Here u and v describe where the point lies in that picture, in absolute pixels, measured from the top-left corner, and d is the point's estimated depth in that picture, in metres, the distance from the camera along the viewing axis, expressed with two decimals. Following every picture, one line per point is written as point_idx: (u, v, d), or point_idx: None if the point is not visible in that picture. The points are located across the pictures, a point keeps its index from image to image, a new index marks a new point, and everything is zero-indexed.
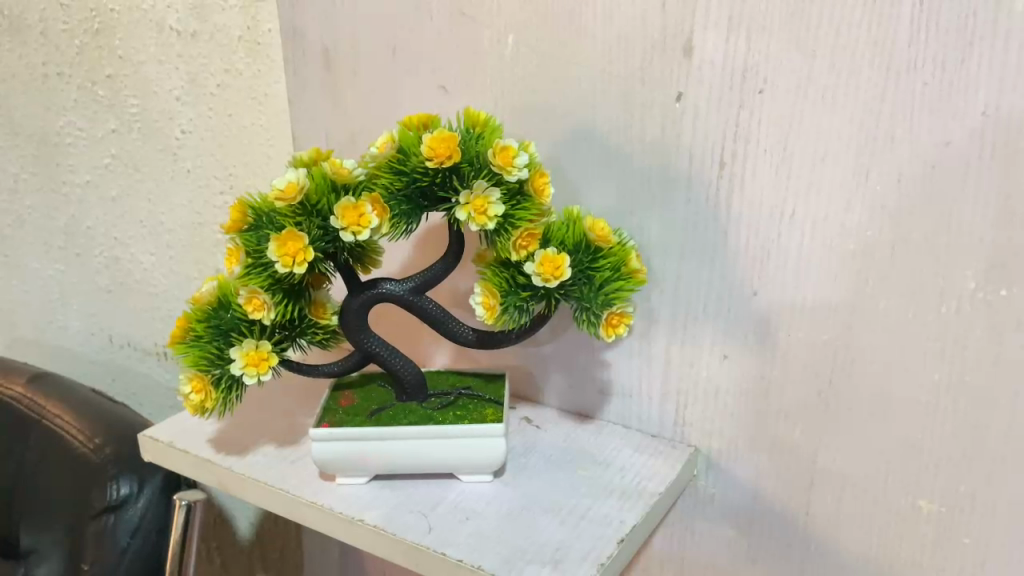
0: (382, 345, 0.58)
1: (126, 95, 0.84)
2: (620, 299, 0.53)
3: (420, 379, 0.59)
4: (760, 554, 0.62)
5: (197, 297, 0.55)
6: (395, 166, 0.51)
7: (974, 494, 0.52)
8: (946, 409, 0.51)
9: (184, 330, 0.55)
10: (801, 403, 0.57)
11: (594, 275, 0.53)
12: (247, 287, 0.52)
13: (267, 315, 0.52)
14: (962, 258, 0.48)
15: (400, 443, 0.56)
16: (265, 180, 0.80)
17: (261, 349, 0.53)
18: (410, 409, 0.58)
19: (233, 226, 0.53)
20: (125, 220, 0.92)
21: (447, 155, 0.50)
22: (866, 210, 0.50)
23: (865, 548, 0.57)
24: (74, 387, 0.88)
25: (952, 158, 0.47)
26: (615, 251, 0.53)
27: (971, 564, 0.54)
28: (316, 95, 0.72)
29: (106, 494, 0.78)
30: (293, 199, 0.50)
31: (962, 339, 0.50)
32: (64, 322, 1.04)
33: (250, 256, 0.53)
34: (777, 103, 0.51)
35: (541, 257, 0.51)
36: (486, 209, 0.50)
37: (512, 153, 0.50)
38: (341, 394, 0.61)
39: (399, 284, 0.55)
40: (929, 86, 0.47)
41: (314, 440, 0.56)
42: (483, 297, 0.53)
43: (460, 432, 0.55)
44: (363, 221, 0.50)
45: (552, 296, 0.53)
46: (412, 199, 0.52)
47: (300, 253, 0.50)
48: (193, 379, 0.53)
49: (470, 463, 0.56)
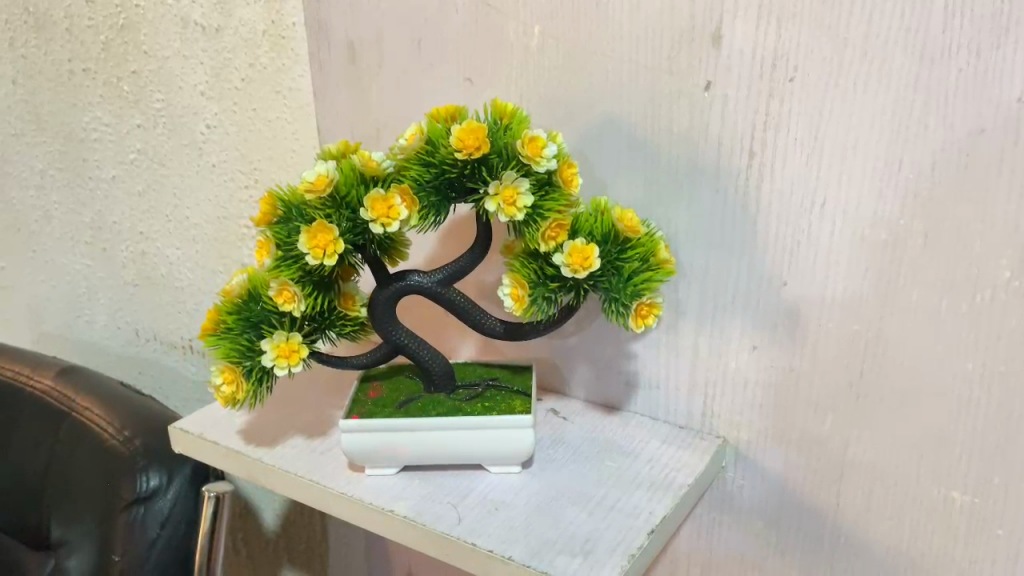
0: (410, 337, 0.58)
1: (151, 91, 0.85)
2: (650, 290, 0.53)
3: (448, 370, 0.59)
4: (788, 546, 0.62)
5: (227, 290, 0.55)
6: (423, 157, 0.51)
7: (1007, 485, 0.52)
8: (980, 401, 0.51)
9: (214, 322, 0.55)
10: (831, 394, 0.56)
11: (623, 266, 0.53)
12: (278, 279, 0.52)
13: (297, 307, 0.53)
14: (996, 247, 0.48)
15: (429, 435, 0.56)
16: (290, 174, 0.80)
17: (292, 341, 0.53)
18: (437, 400, 0.59)
19: (263, 219, 0.53)
20: (151, 214, 0.93)
21: (476, 147, 0.50)
22: (897, 198, 0.50)
23: (896, 539, 0.57)
24: (102, 380, 0.89)
25: (986, 145, 0.47)
26: (644, 242, 0.53)
27: (1004, 556, 0.53)
28: (340, 89, 0.72)
29: (136, 485, 0.79)
30: (323, 190, 0.50)
31: (996, 330, 0.49)
32: (91, 317, 1.05)
33: (281, 249, 0.53)
34: (807, 92, 0.51)
35: (570, 248, 0.51)
36: (515, 200, 0.50)
37: (541, 143, 0.50)
38: (369, 386, 0.62)
39: (426, 276, 0.55)
40: (963, 72, 0.46)
41: (344, 432, 0.57)
42: (511, 288, 0.53)
43: (489, 423, 0.55)
44: (391, 213, 0.50)
45: (581, 288, 0.53)
46: (440, 191, 0.52)
47: (330, 245, 0.50)
48: (224, 371, 0.54)
49: (499, 454, 0.57)
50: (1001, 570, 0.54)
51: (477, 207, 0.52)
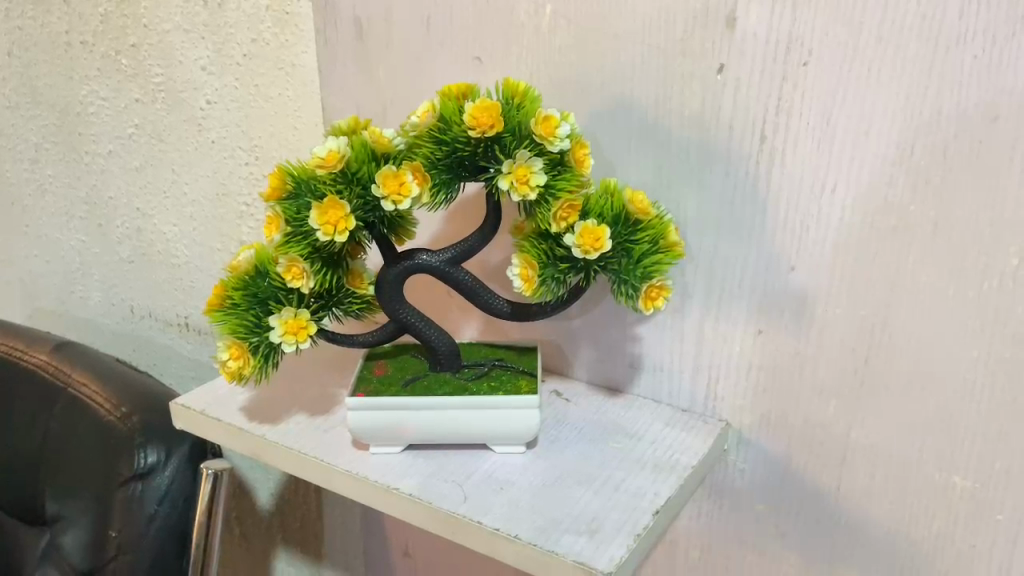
0: (417, 316, 0.58)
1: (150, 64, 0.84)
2: (659, 272, 0.53)
3: (454, 349, 0.59)
4: (789, 528, 0.63)
5: (234, 266, 0.55)
6: (436, 135, 0.51)
7: (1008, 470, 0.52)
8: (984, 386, 0.51)
9: (221, 298, 0.55)
10: (836, 378, 0.57)
11: (634, 249, 0.53)
12: (286, 256, 0.52)
13: (306, 284, 0.52)
14: (1006, 234, 0.48)
15: (436, 413, 0.56)
16: (293, 151, 0.79)
17: (300, 318, 0.53)
18: (443, 379, 0.58)
19: (273, 194, 0.53)
20: (148, 190, 0.92)
21: (490, 125, 0.49)
22: (908, 184, 0.50)
23: (896, 523, 0.58)
24: (99, 356, 0.89)
25: (1000, 132, 0.47)
26: (655, 225, 0.53)
27: (1004, 541, 0.54)
28: (346, 66, 0.71)
29: (134, 462, 0.78)
30: (335, 166, 0.50)
31: (1003, 316, 0.50)
32: (86, 293, 1.04)
33: (290, 225, 0.53)
34: (820, 76, 0.51)
35: (581, 228, 0.50)
36: (528, 178, 0.50)
37: (555, 122, 0.50)
38: (374, 364, 0.62)
39: (434, 255, 0.55)
40: (979, 59, 0.46)
41: (350, 410, 0.56)
42: (521, 269, 0.53)
43: (496, 403, 0.55)
44: (403, 190, 0.50)
45: (591, 269, 0.53)
46: (452, 169, 0.52)
47: (341, 222, 0.50)
48: (231, 346, 0.54)
49: (505, 434, 0.57)
50: (1000, 553, 0.54)
51: (489, 186, 0.52)
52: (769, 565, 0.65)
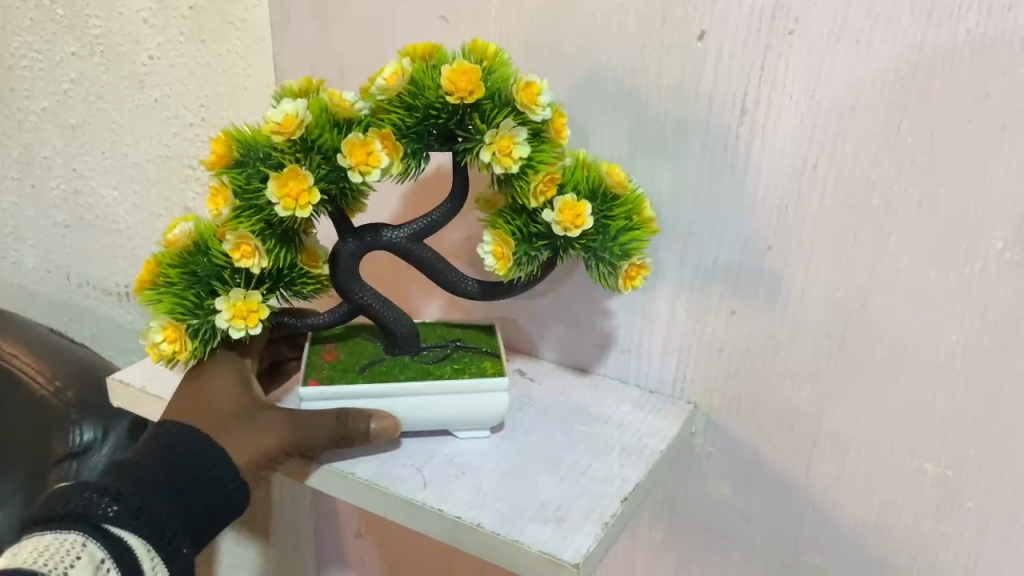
0: (373, 296, 0.54)
1: (86, 15, 0.78)
2: (637, 250, 0.50)
3: (413, 332, 0.56)
4: (756, 512, 0.61)
5: (169, 241, 0.51)
6: (407, 100, 0.48)
7: (981, 458, 0.51)
8: (961, 374, 0.50)
9: (154, 276, 0.51)
10: (810, 362, 0.55)
11: (612, 228, 0.50)
12: (234, 232, 0.48)
13: (257, 263, 0.48)
14: (991, 217, 0.47)
15: (397, 399, 0.53)
16: (241, 113, 0.75)
17: (250, 301, 0.49)
18: (402, 363, 0.55)
19: (218, 164, 0.49)
20: (85, 150, 0.87)
21: (468, 90, 0.46)
22: (894, 163, 0.48)
23: (865, 508, 0.57)
24: (32, 327, 0.84)
25: (990, 112, 0.45)
26: (633, 202, 0.51)
27: (973, 529, 0.53)
28: (302, 21, 0.67)
29: (69, 440, 0.73)
30: (292, 133, 0.46)
31: (984, 301, 0.48)
32: (19, 258, 0.99)
33: (239, 197, 0.48)
34: (806, 46, 0.48)
35: (561, 204, 0.47)
36: (510, 150, 0.47)
37: (539, 90, 0.47)
38: (323, 348, 0.58)
39: (392, 232, 0.52)
40: (972, 33, 0.44)
41: (303, 398, 0.53)
42: (493, 247, 0.50)
43: (459, 387, 0.52)
44: (371, 160, 0.46)
45: (567, 247, 0.50)
46: (421, 137, 0.49)
47: (303, 195, 0.46)
48: (167, 329, 0.50)
49: (471, 419, 0.54)
50: (968, 541, 0.54)
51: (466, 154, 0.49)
52: (736, 548, 0.63)
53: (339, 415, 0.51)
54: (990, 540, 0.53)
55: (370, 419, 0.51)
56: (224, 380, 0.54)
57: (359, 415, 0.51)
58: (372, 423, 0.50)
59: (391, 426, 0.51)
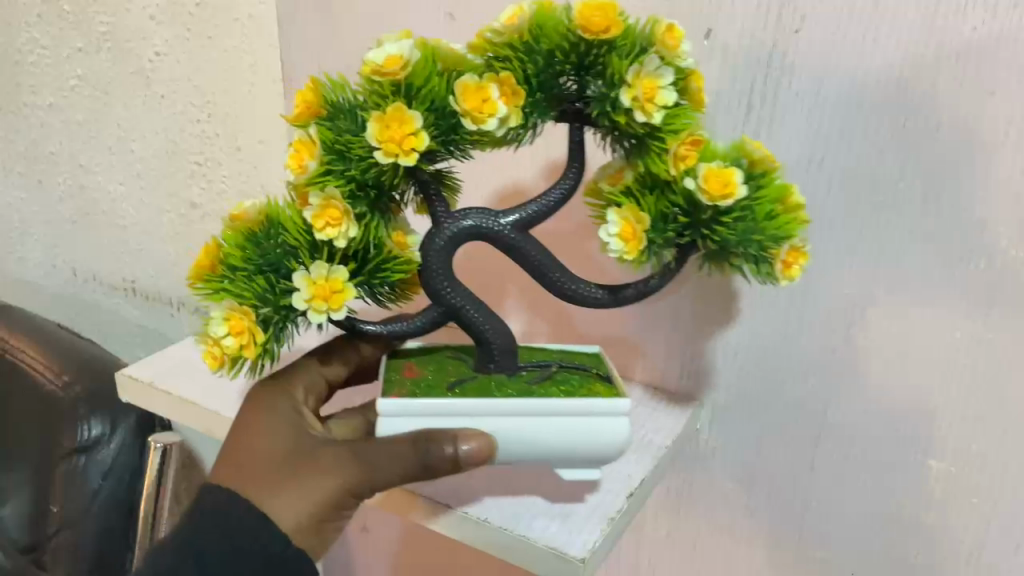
0: (468, 297, 0.40)
1: (93, 13, 0.82)
2: (789, 231, 0.38)
3: (513, 345, 0.42)
4: (734, 485, 0.64)
5: (237, 214, 0.39)
6: (527, 42, 0.37)
7: (944, 433, 0.53)
8: (928, 353, 0.52)
9: (216, 260, 0.38)
10: (784, 342, 0.57)
11: (758, 207, 0.38)
12: (320, 192, 0.35)
13: (347, 232, 0.35)
14: (956, 208, 0.49)
15: (495, 421, 0.40)
16: (240, 109, 0.78)
17: (336, 277, 0.36)
18: (499, 384, 0.42)
19: (302, 114, 0.37)
20: (94, 146, 0.91)
21: (604, 28, 0.35)
22: (868, 154, 0.50)
23: (835, 480, 0.59)
24: (43, 323, 0.89)
25: (955, 110, 0.47)
26: (772, 179, 0.39)
27: (935, 499, 0.55)
28: (307, 17, 0.69)
29: (77, 434, 0.78)
30: (397, 71, 0.34)
31: (946, 287, 0.50)
32: (25, 253, 1.04)
33: (330, 149, 0.36)
34: (799, 46, 0.50)
35: (705, 170, 0.36)
36: (655, 95, 0.36)
37: (678, 33, 0.37)
38: (400, 364, 0.45)
39: (495, 218, 0.39)
40: (942, 34, 0.46)
41: (381, 415, 0.40)
42: (619, 228, 0.37)
43: (568, 408, 0.40)
44: (487, 106, 0.34)
45: (708, 232, 0.38)
46: (547, 93, 0.38)
47: (410, 138, 0.34)
48: (232, 318, 0.36)
49: (580, 452, 0.41)
50: (930, 509, 0.56)
51: (590, 111, 0.38)
52: (729, 524, 0.66)
53: (418, 438, 0.39)
54: (952, 510, 0.55)
55: (456, 440, 0.38)
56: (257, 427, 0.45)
57: (442, 436, 0.39)
58: (462, 444, 0.38)
59: (485, 446, 0.39)
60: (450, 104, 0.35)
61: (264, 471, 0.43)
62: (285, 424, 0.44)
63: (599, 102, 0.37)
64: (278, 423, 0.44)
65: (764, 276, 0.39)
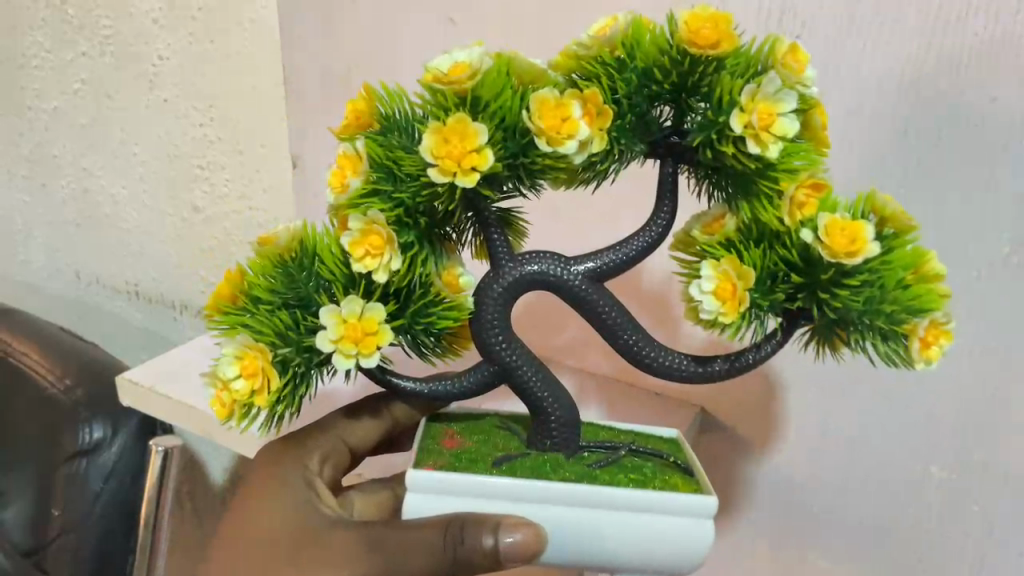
0: (526, 356, 0.35)
1: (98, 15, 0.79)
2: (931, 305, 0.30)
3: (575, 420, 0.36)
4: (771, 540, 0.57)
5: (269, 239, 0.34)
6: (622, 57, 0.31)
7: (996, 472, 0.48)
8: (969, 384, 0.47)
9: (241, 291, 0.33)
10: (829, 377, 0.51)
11: (888, 272, 0.31)
12: (362, 215, 0.30)
13: (386, 265, 0.30)
14: (1004, 223, 0.44)
15: (547, 510, 0.33)
16: (244, 111, 0.73)
17: (368, 319, 0.31)
18: (556, 463, 0.35)
19: (350, 127, 0.32)
20: (95, 150, 0.87)
21: (716, 40, 0.29)
22: (897, 170, 0.46)
23: (881, 529, 0.53)
24: (45, 326, 0.84)
25: (995, 119, 0.43)
26: (907, 242, 0.31)
27: (987, 546, 0.50)
28: (307, 16, 0.65)
29: (78, 436, 0.74)
30: (463, 79, 0.29)
31: (1002, 313, 0.45)
32: (28, 257, 1.00)
33: (377, 169, 0.31)
34: (815, 50, 0.46)
35: (831, 221, 0.29)
36: (774, 123, 0.29)
37: (803, 56, 0.30)
38: (442, 431, 0.39)
39: (565, 266, 0.34)
40: (980, 37, 0.42)
41: (409, 491, 0.34)
42: (715, 284, 0.30)
43: (637, 502, 0.33)
44: (568, 127, 0.29)
45: (826, 297, 0.31)
46: (635, 116, 0.32)
47: (472, 156, 0.29)
48: (245, 356, 0.31)
49: (652, 555, 0.34)
50: (983, 558, 0.50)
51: (691, 140, 0.31)
52: None
53: (451, 524, 0.32)
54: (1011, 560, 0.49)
55: (498, 530, 0.32)
56: (271, 500, 0.41)
57: (481, 522, 0.32)
58: (504, 536, 0.32)
59: (532, 539, 0.32)
60: (521, 123, 0.30)
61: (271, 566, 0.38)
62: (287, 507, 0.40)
63: (701, 130, 0.31)
64: (279, 509, 0.40)
65: (892, 359, 0.32)
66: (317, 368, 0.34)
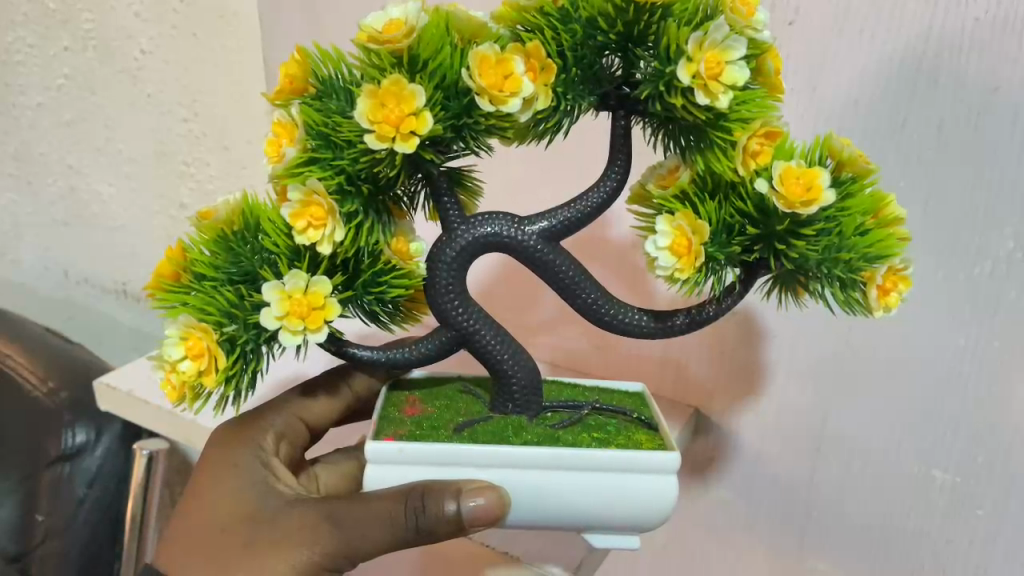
0: (484, 319, 0.35)
1: (80, 9, 0.77)
2: (889, 248, 0.30)
3: (536, 382, 0.36)
4: (760, 529, 0.55)
5: (207, 212, 0.33)
6: (564, 7, 0.31)
7: (991, 464, 0.45)
8: (968, 375, 0.45)
9: (179, 267, 0.33)
10: (814, 363, 0.49)
11: (845, 219, 0.30)
12: (301, 185, 0.29)
13: (332, 234, 0.29)
14: (1003, 213, 0.41)
15: (508, 474, 0.33)
16: (229, 108, 0.72)
17: (314, 293, 0.30)
18: (519, 425, 0.36)
19: (285, 91, 0.31)
20: (82, 146, 0.85)
21: None
22: (898, 158, 0.43)
23: (869, 519, 0.50)
24: (29, 325, 0.82)
25: (1000, 105, 0.40)
26: (867, 186, 0.31)
27: (981, 542, 0.47)
28: (288, 17, 0.63)
29: (63, 441, 0.73)
30: (398, 40, 0.28)
31: (994, 303, 0.43)
32: (18, 257, 0.98)
33: (314, 133, 0.30)
34: (808, 35, 0.43)
35: (782, 169, 0.28)
36: (721, 73, 0.28)
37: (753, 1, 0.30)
38: (404, 399, 0.39)
39: (518, 226, 0.34)
40: (981, 20, 0.39)
41: (369, 463, 0.34)
42: (671, 239, 0.30)
43: (598, 462, 0.33)
44: (511, 84, 0.28)
45: (781, 243, 0.30)
46: (583, 74, 0.31)
47: (408, 120, 0.28)
48: (190, 336, 0.30)
49: (617, 511, 0.34)
50: (978, 555, 0.47)
51: (640, 93, 0.31)
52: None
53: (411, 494, 0.32)
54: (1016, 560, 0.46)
55: (459, 496, 0.32)
56: (217, 485, 0.40)
57: (442, 490, 0.32)
58: (465, 502, 0.32)
59: (493, 503, 0.32)
60: (461, 81, 0.30)
61: (222, 536, 0.37)
62: (235, 478, 0.39)
63: (651, 82, 0.30)
64: (229, 480, 0.40)
65: (853, 306, 0.31)
66: (268, 345, 0.33)
